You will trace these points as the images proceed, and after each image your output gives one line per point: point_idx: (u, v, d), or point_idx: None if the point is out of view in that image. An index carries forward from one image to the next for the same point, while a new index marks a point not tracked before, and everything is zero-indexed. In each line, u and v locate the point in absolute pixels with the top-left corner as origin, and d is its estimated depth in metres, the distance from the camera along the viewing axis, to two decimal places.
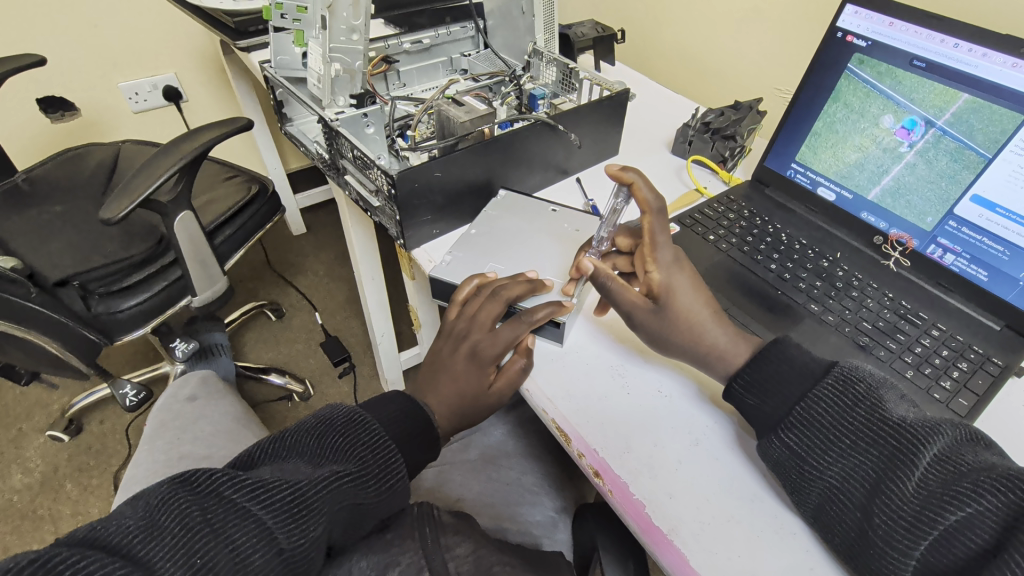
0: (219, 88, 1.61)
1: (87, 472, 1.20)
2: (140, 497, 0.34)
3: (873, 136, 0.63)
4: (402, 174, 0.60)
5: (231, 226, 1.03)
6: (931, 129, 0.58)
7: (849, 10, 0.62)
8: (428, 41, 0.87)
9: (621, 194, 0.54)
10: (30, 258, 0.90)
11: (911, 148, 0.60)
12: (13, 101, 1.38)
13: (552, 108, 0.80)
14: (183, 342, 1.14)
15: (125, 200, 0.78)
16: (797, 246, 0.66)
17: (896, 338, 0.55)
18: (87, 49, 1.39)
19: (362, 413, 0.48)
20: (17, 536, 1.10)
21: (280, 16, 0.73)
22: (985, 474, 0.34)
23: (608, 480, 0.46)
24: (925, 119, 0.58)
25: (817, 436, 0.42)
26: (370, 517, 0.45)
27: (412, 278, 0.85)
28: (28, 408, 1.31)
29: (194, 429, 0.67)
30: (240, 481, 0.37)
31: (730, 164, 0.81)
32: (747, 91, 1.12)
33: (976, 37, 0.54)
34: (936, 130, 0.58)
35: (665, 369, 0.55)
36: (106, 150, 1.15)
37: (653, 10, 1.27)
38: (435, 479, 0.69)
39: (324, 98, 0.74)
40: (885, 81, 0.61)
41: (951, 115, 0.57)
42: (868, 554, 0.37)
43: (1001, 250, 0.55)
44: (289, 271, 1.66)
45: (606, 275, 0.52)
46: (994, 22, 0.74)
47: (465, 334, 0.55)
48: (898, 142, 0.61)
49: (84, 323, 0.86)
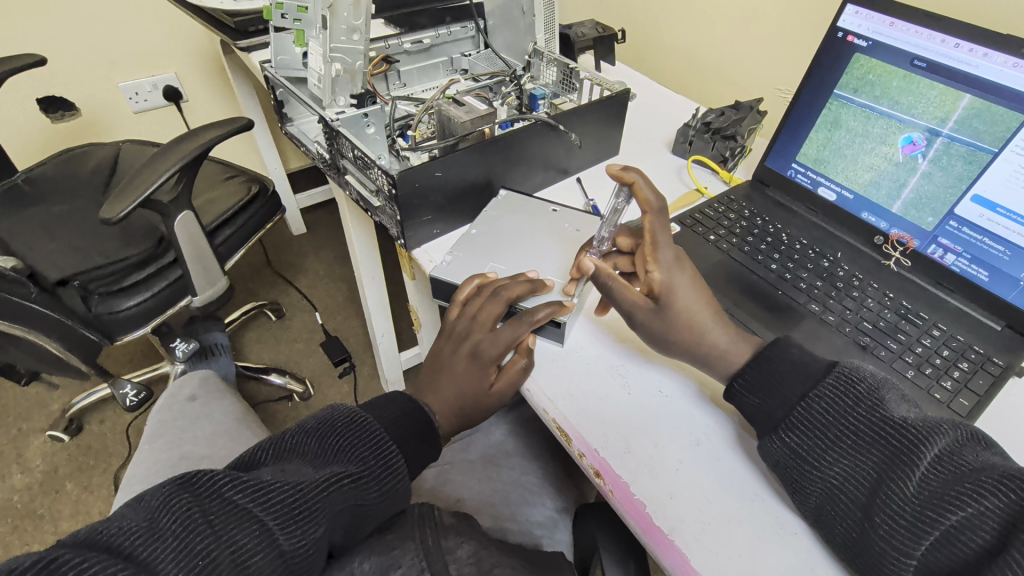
0: (219, 87, 1.61)
1: (87, 472, 1.20)
2: (142, 498, 0.34)
3: (882, 152, 0.63)
4: (402, 174, 0.60)
5: (232, 226, 1.03)
6: (937, 138, 0.58)
7: (850, 10, 0.62)
8: (428, 41, 0.87)
9: (622, 194, 0.54)
10: (30, 258, 0.90)
11: (924, 158, 0.59)
12: (13, 101, 1.38)
13: (552, 108, 0.80)
14: (183, 342, 1.14)
15: (126, 200, 0.78)
16: (797, 246, 0.66)
17: (896, 338, 0.55)
18: (87, 49, 1.39)
19: (363, 415, 0.48)
20: (17, 536, 1.10)
21: (280, 16, 0.73)
22: (986, 474, 0.34)
23: (609, 480, 0.46)
24: (931, 132, 0.58)
25: (818, 436, 0.42)
26: (370, 518, 0.45)
27: (412, 278, 0.85)
28: (28, 408, 1.31)
29: (194, 429, 0.67)
30: (242, 482, 0.37)
31: (730, 164, 0.81)
32: (748, 92, 1.12)
33: (977, 37, 0.54)
34: (942, 138, 0.57)
35: (665, 369, 0.55)
36: (106, 149, 1.15)
37: (653, 11, 1.27)
38: (436, 479, 0.70)
39: (325, 98, 0.74)
40: (888, 83, 0.61)
41: (954, 122, 0.56)
42: (868, 553, 0.37)
43: (1002, 250, 0.55)
44: (290, 271, 1.66)
45: (607, 275, 0.52)
46: (994, 23, 0.74)
47: (466, 335, 0.55)
48: (907, 156, 0.60)
49: (84, 323, 0.86)
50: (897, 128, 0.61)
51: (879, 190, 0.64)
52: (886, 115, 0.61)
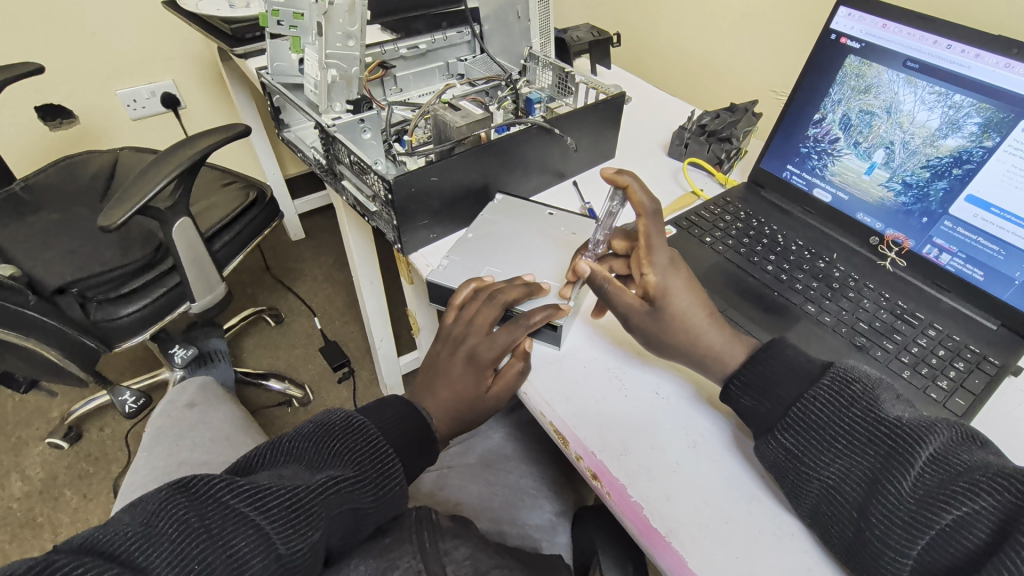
0: (218, 94, 1.62)
1: (87, 480, 1.20)
2: (139, 502, 0.35)
3: (893, 149, 0.61)
4: (399, 179, 0.60)
5: (230, 232, 1.03)
6: (968, 128, 0.55)
7: (843, 11, 0.63)
8: (425, 46, 0.87)
9: (617, 196, 0.54)
10: (28, 265, 0.90)
11: (934, 155, 0.58)
12: (11, 110, 1.38)
13: (548, 113, 0.80)
14: (182, 349, 1.15)
15: (123, 207, 0.78)
16: (793, 247, 0.67)
17: (892, 339, 0.55)
18: (86, 57, 1.40)
19: (360, 418, 0.48)
20: (17, 544, 1.10)
21: (277, 23, 0.72)
22: (982, 473, 0.34)
23: (606, 482, 0.46)
24: (959, 127, 0.56)
25: (815, 437, 0.42)
26: (369, 521, 0.45)
27: (410, 283, 0.85)
28: (28, 416, 1.31)
29: (193, 435, 0.67)
30: (239, 486, 0.37)
31: (726, 166, 0.82)
32: (743, 93, 1.12)
33: (968, 38, 0.54)
34: (972, 129, 0.55)
35: (662, 371, 0.55)
36: (104, 157, 1.15)
37: (647, 14, 1.28)
38: (435, 483, 0.69)
39: (322, 104, 0.74)
40: (865, 83, 0.63)
41: (975, 116, 0.55)
42: (866, 555, 0.37)
43: (997, 250, 0.55)
44: (289, 276, 1.66)
45: (601, 278, 0.52)
46: (985, 22, 0.75)
47: (463, 338, 0.55)
48: (931, 155, 0.58)
49: (83, 330, 0.86)
50: (876, 125, 0.62)
51: (870, 168, 0.64)
52: (863, 117, 0.63)
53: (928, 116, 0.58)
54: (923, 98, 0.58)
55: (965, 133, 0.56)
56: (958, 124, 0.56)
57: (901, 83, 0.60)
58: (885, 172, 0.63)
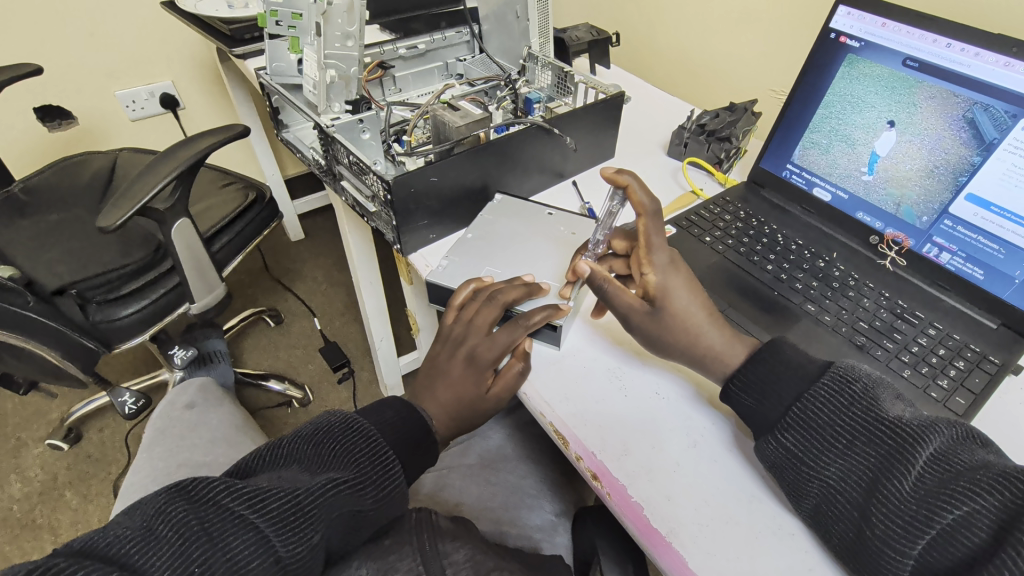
0: (217, 95, 1.62)
1: (86, 481, 1.20)
2: (139, 505, 0.35)
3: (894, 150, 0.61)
4: (397, 179, 0.60)
5: (228, 233, 1.03)
6: (968, 128, 0.55)
7: (842, 10, 0.63)
8: (424, 46, 0.87)
9: (616, 196, 0.54)
10: (27, 266, 0.90)
11: (934, 155, 0.58)
12: (10, 111, 1.38)
13: (546, 112, 0.80)
14: (182, 350, 1.16)
15: (122, 208, 0.78)
16: (792, 246, 0.66)
17: (893, 338, 0.55)
18: (84, 58, 1.40)
19: (358, 420, 0.48)
20: (16, 545, 1.10)
21: (275, 23, 0.73)
22: (982, 472, 0.34)
23: (606, 482, 0.46)
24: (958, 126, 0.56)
25: (815, 437, 0.42)
26: (368, 524, 0.45)
27: (409, 283, 0.85)
28: (28, 417, 1.31)
29: (193, 436, 0.67)
30: (238, 489, 0.37)
31: (725, 166, 0.82)
32: (740, 91, 1.13)
33: (968, 37, 0.54)
34: (972, 128, 0.55)
35: (662, 371, 0.55)
36: (104, 157, 1.15)
37: (646, 13, 1.28)
38: (435, 484, 0.69)
39: (320, 104, 0.73)
40: (864, 80, 0.62)
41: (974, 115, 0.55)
42: (867, 554, 0.37)
43: (997, 249, 0.55)
44: (288, 277, 1.66)
45: (601, 279, 0.52)
46: (984, 24, 0.75)
47: (463, 338, 0.55)
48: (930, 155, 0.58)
49: (83, 331, 0.86)
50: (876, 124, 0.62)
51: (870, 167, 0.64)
52: (863, 116, 0.63)
53: (930, 114, 0.58)
54: (924, 97, 0.58)
55: (965, 132, 0.56)
56: (958, 125, 0.56)
57: (900, 82, 0.60)
58: (885, 171, 0.63)
